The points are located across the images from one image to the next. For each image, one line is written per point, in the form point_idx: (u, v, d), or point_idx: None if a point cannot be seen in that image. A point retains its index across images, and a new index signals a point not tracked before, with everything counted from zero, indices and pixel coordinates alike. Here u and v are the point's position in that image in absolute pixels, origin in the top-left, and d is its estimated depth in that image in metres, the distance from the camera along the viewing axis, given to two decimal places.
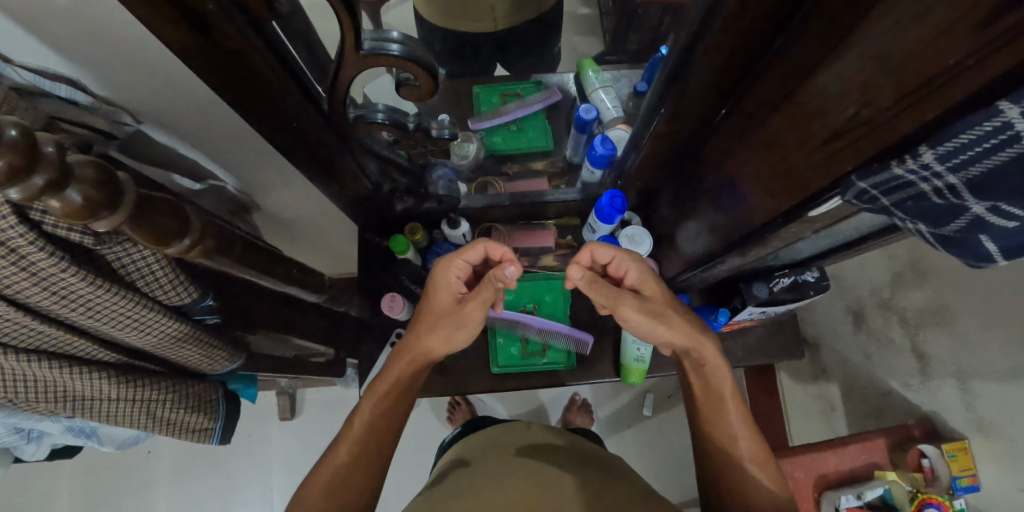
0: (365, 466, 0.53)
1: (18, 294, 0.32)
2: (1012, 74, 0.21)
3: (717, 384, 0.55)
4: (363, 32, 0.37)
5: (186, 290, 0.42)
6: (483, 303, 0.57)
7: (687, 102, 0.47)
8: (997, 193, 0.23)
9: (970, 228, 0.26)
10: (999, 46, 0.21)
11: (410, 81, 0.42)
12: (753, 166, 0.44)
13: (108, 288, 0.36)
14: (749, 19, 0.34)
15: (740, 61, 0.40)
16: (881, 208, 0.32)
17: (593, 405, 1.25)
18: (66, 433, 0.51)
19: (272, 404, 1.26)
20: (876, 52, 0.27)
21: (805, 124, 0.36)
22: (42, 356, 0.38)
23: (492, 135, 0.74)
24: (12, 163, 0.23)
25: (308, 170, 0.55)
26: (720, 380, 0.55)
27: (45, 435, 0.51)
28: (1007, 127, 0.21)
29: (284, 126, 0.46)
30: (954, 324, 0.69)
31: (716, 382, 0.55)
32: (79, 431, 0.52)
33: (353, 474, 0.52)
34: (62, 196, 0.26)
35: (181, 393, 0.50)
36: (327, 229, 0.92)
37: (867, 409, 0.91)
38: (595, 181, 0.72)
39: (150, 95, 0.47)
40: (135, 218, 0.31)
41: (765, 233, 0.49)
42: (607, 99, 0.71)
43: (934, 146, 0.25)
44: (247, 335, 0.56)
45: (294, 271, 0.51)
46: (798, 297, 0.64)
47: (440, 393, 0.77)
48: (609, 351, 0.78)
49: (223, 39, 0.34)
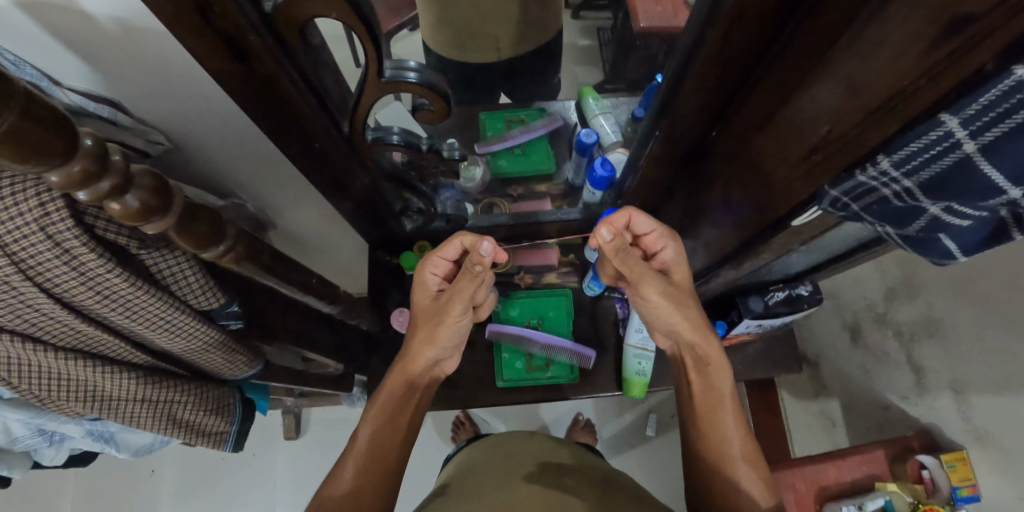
0: (371, 489, 0.52)
1: (65, 293, 0.36)
2: (955, 92, 0.25)
3: (718, 383, 0.56)
4: (385, 61, 0.41)
5: (213, 295, 0.45)
6: (461, 302, 0.55)
7: (679, 127, 0.50)
8: (944, 194, 0.26)
9: (929, 227, 0.29)
10: (945, 67, 0.24)
11: (425, 106, 0.46)
12: (742, 182, 0.48)
13: (147, 290, 0.39)
14: (733, 48, 0.38)
15: (726, 88, 0.43)
16: (852, 214, 0.35)
17: (598, 425, 1.25)
18: (86, 437, 0.53)
19: (278, 423, 1.27)
20: (844, 74, 0.30)
21: (785, 141, 0.39)
22: (79, 353, 0.41)
23: (498, 159, 0.78)
24: (85, 166, 0.27)
25: (328, 189, 0.59)
26: (721, 380, 0.56)
27: (66, 438, 0.53)
28: (948, 136, 0.25)
29: (306, 147, 0.50)
30: (944, 334, 0.73)
31: (719, 382, 0.56)
32: (99, 435, 0.54)
33: (373, 463, 0.53)
34: (121, 200, 0.30)
35: (201, 396, 0.53)
36: (340, 248, 0.96)
37: (868, 423, 0.93)
38: (596, 200, 0.74)
39: (183, 117, 0.51)
40: (180, 223, 0.34)
41: (755, 245, 0.52)
42: (606, 125, 0.75)
43: (889, 155, 0.29)
44: (263, 345, 0.59)
45: (313, 281, 0.53)
46: (793, 311, 0.66)
47: (447, 407, 0.79)
48: (611, 365, 0.80)
49: (260, 66, 0.38)
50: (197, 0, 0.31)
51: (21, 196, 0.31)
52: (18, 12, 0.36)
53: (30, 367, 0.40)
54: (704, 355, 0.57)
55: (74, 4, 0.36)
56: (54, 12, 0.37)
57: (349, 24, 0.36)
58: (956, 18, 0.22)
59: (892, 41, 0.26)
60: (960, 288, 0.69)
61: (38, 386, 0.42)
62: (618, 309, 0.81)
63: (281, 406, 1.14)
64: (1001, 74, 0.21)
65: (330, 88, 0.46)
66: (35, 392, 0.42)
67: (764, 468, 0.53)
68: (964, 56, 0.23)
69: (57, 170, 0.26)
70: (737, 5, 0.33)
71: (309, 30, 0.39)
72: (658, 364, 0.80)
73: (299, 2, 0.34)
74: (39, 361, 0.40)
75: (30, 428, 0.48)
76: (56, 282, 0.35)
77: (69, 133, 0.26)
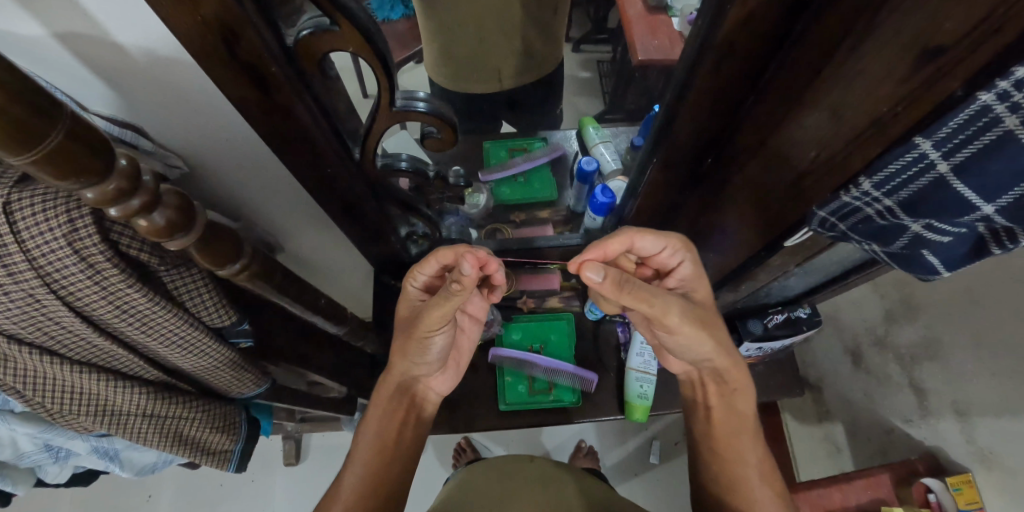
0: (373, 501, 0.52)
1: (88, 309, 0.39)
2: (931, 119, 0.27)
3: (743, 407, 0.56)
4: (396, 91, 0.44)
5: (226, 313, 0.48)
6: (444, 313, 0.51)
7: (676, 155, 0.53)
8: (922, 212, 0.28)
9: (913, 244, 0.31)
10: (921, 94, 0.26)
11: (432, 133, 0.48)
12: (738, 206, 0.49)
13: (167, 308, 0.42)
14: (724, 81, 0.41)
15: (719, 118, 0.46)
16: (841, 234, 0.36)
17: (600, 453, 1.23)
18: (92, 454, 0.58)
19: (278, 449, 1.26)
20: (829, 103, 0.32)
21: (776, 167, 0.41)
22: (92, 367, 0.44)
23: (501, 187, 0.81)
24: (118, 184, 0.29)
25: (337, 212, 0.60)
26: (744, 403, 0.56)
27: (72, 454, 0.58)
28: (921, 157, 0.27)
29: (318, 172, 0.52)
30: (945, 356, 0.74)
31: (742, 406, 0.56)
32: (104, 452, 0.59)
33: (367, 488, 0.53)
34: (148, 217, 0.32)
35: (209, 415, 0.56)
36: (346, 273, 0.98)
37: (873, 448, 0.92)
38: (598, 226, 0.77)
39: (202, 143, 0.53)
40: (201, 241, 0.36)
41: (753, 267, 0.54)
42: (606, 153, 0.79)
43: (870, 176, 0.31)
44: (266, 364, 0.59)
45: (322, 301, 0.55)
46: (793, 333, 0.67)
47: (449, 431, 0.78)
48: (614, 389, 0.79)
49: (279, 95, 0.40)
50: (226, 34, 0.34)
51: (53, 212, 0.34)
52: (54, 42, 0.39)
53: (43, 378, 0.43)
54: (730, 381, 0.56)
55: (108, 36, 0.39)
56: (87, 42, 0.39)
57: (365, 56, 0.39)
58: (928, 49, 0.25)
59: (869, 72, 0.28)
60: (960, 308, 0.70)
61: (51, 397, 0.44)
62: (619, 333, 0.81)
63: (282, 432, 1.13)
64: (966, 101, 0.23)
65: (343, 116, 0.48)
66: (48, 406, 0.45)
67: (780, 478, 0.55)
68: (936, 84, 0.26)
69: (93, 188, 0.28)
70: (728, 38, 0.36)
71: (325, 62, 0.42)
72: (660, 389, 0.80)
73: (320, 37, 0.37)
74: (53, 372, 0.42)
75: (37, 444, 0.53)
76: (79, 298, 0.38)
77: (106, 151, 0.28)
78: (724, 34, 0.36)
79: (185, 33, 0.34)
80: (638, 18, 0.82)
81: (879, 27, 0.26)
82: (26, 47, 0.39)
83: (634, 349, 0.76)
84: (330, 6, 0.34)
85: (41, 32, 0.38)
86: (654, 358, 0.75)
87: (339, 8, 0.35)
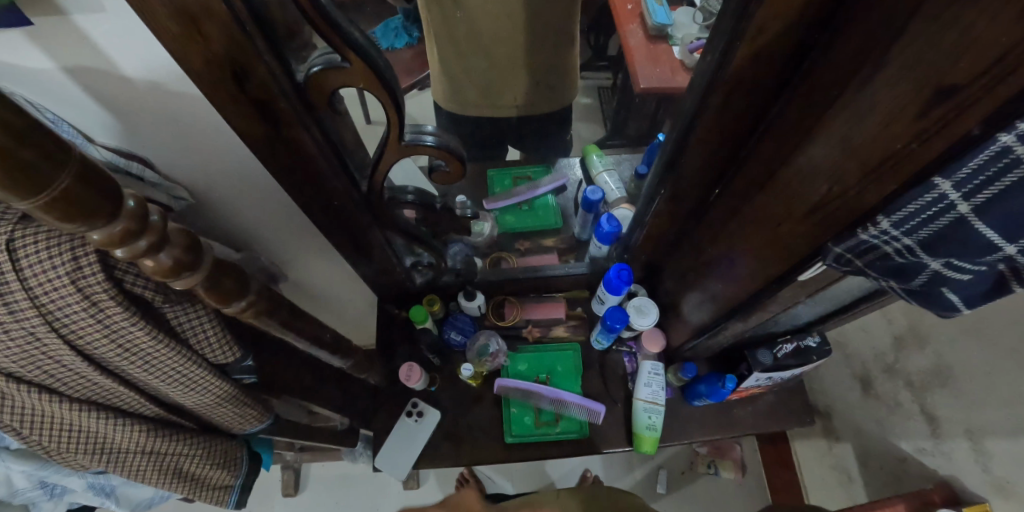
0: None
1: (90, 346, 0.39)
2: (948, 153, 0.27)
3: None
4: (405, 126, 0.44)
5: (229, 349, 0.47)
6: None
7: (683, 183, 0.53)
8: (942, 252, 0.28)
9: (932, 282, 0.30)
10: (940, 129, 0.26)
11: (441, 167, 0.48)
12: (746, 239, 0.49)
13: (168, 345, 0.41)
14: (733, 112, 0.41)
15: (728, 148, 0.46)
16: (858, 270, 0.36)
17: (606, 482, 1.28)
18: (88, 490, 0.56)
19: (277, 480, 1.28)
20: (841, 140, 0.32)
21: (786, 200, 0.40)
22: (92, 404, 0.44)
23: (505, 215, 0.82)
24: (127, 225, 0.28)
25: (343, 242, 0.60)
26: None
27: (66, 491, 0.56)
28: (941, 198, 0.26)
29: (325, 204, 0.52)
30: (956, 384, 0.75)
31: None
32: (100, 489, 0.57)
33: None
34: (155, 257, 0.31)
35: (208, 450, 0.55)
36: (349, 301, 0.97)
37: (886, 477, 0.93)
38: (603, 255, 0.77)
39: (208, 176, 0.53)
40: (207, 279, 0.36)
41: (763, 298, 0.53)
42: (610, 182, 0.80)
43: (888, 215, 0.30)
44: (272, 399, 0.62)
45: (326, 335, 0.54)
46: (801, 363, 0.66)
47: (454, 465, 0.76)
48: (621, 420, 0.77)
49: (288, 129, 0.40)
50: (236, 69, 0.34)
51: (58, 252, 0.34)
52: (65, 76, 0.39)
53: (42, 416, 0.43)
54: None
55: (118, 69, 0.39)
56: (96, 77, 0.40)
57: (375, 93, 0.39)
58: (942, 87, 0.25)
59: (881, 110, 0.29)
60: (975, 332, 0.71)
61: (49, 435, 0.44)
62: (626, 363, 0.80)
63: (284, 461, 1.15)
64: (985, 142, 0.23)
65: (352, 149, 0.48)
66: (45, 444, 0.45)
67: None
68: (952, 122, 0.25)
69: (99, 230, 0.27)
70: (738, 71, 0.37)
71: (334, 98, 0.41)
72: (669, 419, 0.79)
73: (331, 73, 0.37)
74: (52, 410, 0.42)
75: (32, 480, 0.51)
76: (80, 333, 0.38)
77: (115, 193, 0.27)
78: (733, 69, 0.37)
79: (195, 69, 0.34)
80: (640, 47, 0.81)
81: (891, 64, 0.27)
82: (37, 82, 0.39)
83: (642, 379, 0.75)
84: (341, 43, 0.34)
85: (52, 66, 0.38)
86: (663, 389, 0.74)
87: (350, 46, 0.35)
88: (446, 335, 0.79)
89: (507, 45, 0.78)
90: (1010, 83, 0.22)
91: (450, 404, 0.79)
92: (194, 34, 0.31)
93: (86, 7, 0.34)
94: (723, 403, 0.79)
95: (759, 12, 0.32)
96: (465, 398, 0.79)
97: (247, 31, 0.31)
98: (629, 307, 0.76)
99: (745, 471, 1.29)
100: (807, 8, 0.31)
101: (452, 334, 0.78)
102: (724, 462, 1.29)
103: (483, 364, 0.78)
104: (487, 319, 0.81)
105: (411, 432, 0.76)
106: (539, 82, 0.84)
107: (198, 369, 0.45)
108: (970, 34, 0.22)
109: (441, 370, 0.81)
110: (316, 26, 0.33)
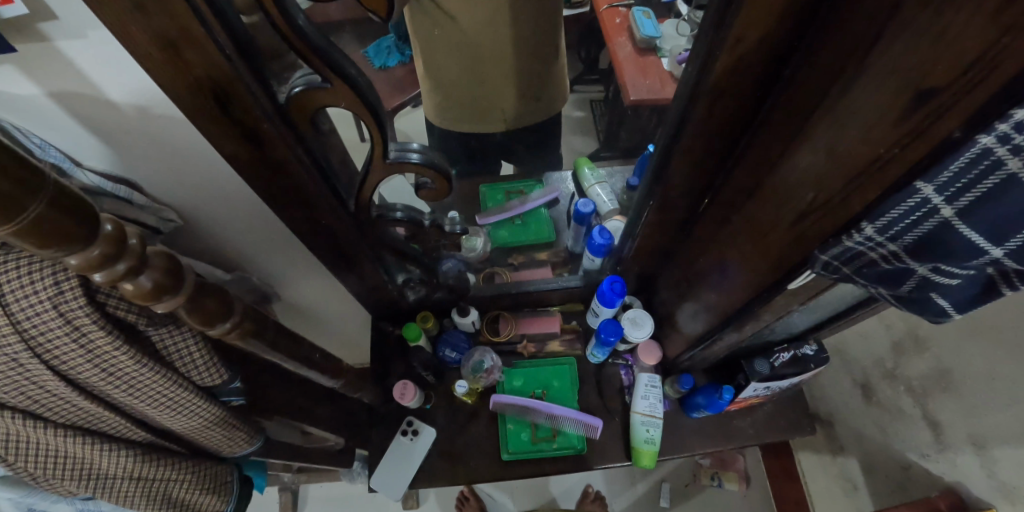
0: None
1: (74, 372, 0.38)
2: (935, 154, 0.27)
3: None
4: (389, 143, 0.44)
5: (216, 371, 0.47)
6: None
7: (673, 194, 0.53)
8: (929, 256, 0.27)
9: (920, 288, 0.30)
10: (922, 130, 0.26)
11: (427, 184, 0.48)
12: (737, 247, 0.48)
13: (153, 368, 0.41)
14: (716, 122, 0.41)
15: (714, 158, 0.46)
16: (846, 277, 0.35)
17: (609, 497, 1.28)
18: None
19: (275, 502, 1.26)
20: (825, 146, 0.32)
21: (774, 208, 0.40)
22: (76, 430, 0.43)
23: (498, 229, 0.82)
24: (104, 249, 0.28)
25: (333, 263, 0.60)
26: None
27: None
28: (925, 202, 0.26)
29: (313, 224, 0.52)
30: (956, 388, 0.74)
31: None
32: None
33: None
34: (134, 280, 0.31)
35: (198, 474, 0.54)
36: (343, 320, 0.97)
37: (892, 485, 0.91)
38: (596, 267, 0.77)
39: (196, 198, 0.53)
40: (189, 301, 0.35)
41: (756, 307, 0.52)
42: (602, 194, 0.79)
43: (873, 221, 0.30)
44: (263, 420, 0.61)
45: (315, 355, 0.53)
46: (800, 371, 0.65)
47: (451, 484, 0.75)
48: (619, 433, 0.76)
49: (271, 150, 0.40)
50: (218, 92, 0.34)
51: (40, 278, 0.34)
52: (50, 103, 0.39)
53: (26, 442, 0.42)
54: None
55: (102, 94, 0.39)
56: (83, 102, 0.40)
57: (357, 112, 0.39)
58: (921, 91, 0.25)
59: (862, 115, 0.28)
60: (974, 336, 0.70)
61: (34, 461, 0.43)
62: (623, 376, 0.79)
63: (280, 482, 1.14)
64: (965, 145, 0.23)
65: (338, 167, 0.47)
66: (31, 470, 0.44)
67: None
68: (932, 126, 0.25)
69: (76, 254, 0.27)
70: (719, 81, 0.37)
71: (318, 118, 0.42)
72: (669, 432, 0.77)
73: (312, 93, 0.37)
74: (36, 436, 0.41)
75: (20, 508, 0.50)
76: (63, 359, 0.37)
77: (90, 217, 0.27)
78: (716, 78, 0.37)
79: (177, 93, 0.34)
80: (629, 60, 0.82)
81: (870, 70, 0.27)
82: (22, 108, 0.40)
83: (639, 392, 0.74)
84: (322, 63, 0.35)
85: (36, 92, 0.38)
86: (661, 401, 0.73)
87: (331, 66, 0.35)
88: (441, 353, 0.78)
89: (492, 58, 0.78)
90: (988, 84, 0.22)
91: (446, 421, 0.78)
92: (174, 59, 0.31)
93: (67, 34, 0.34)
94: (722, 414, 0.78)
95: (736, 22, 0.32)
96: (460, 415, 0.78)
97: (226, 52, 0.32)
98: (624, 319, 0.75)
99: (750, 482, 1.27)
100: (784, 18, 0.32)
101: (447, 353, 0.78)
102: (728, 473, 1.29)
103: (478, 381, 0.77)
104: (482, 335, 0.80)
105: (406, 451, 0.75)
106: (526, 96, 0.84)
107: (184, 391, 0.44)
108: (946, 38, 0.22)
109: (436, 387, 0.80)
110: (295, 47, 0.33)
